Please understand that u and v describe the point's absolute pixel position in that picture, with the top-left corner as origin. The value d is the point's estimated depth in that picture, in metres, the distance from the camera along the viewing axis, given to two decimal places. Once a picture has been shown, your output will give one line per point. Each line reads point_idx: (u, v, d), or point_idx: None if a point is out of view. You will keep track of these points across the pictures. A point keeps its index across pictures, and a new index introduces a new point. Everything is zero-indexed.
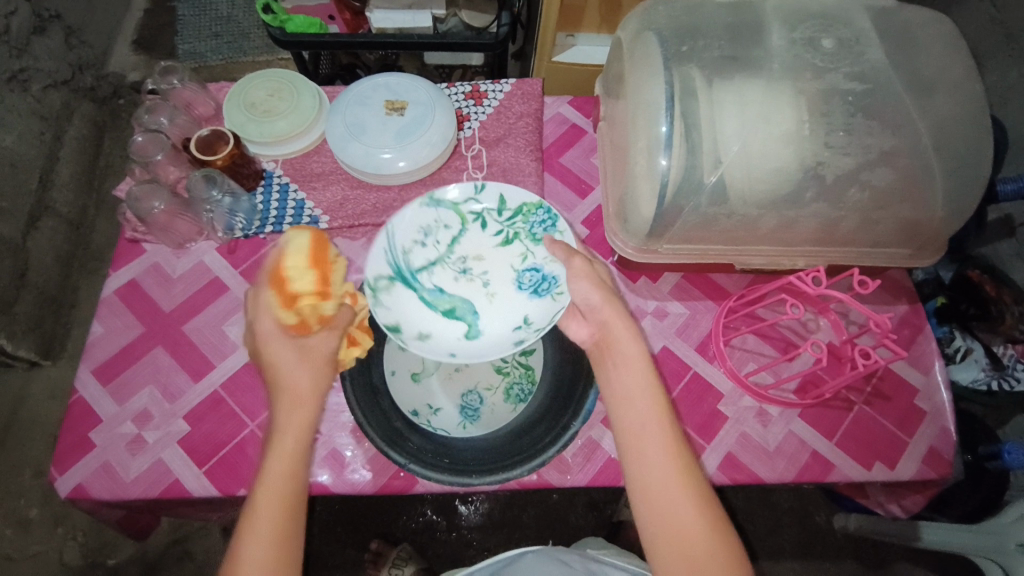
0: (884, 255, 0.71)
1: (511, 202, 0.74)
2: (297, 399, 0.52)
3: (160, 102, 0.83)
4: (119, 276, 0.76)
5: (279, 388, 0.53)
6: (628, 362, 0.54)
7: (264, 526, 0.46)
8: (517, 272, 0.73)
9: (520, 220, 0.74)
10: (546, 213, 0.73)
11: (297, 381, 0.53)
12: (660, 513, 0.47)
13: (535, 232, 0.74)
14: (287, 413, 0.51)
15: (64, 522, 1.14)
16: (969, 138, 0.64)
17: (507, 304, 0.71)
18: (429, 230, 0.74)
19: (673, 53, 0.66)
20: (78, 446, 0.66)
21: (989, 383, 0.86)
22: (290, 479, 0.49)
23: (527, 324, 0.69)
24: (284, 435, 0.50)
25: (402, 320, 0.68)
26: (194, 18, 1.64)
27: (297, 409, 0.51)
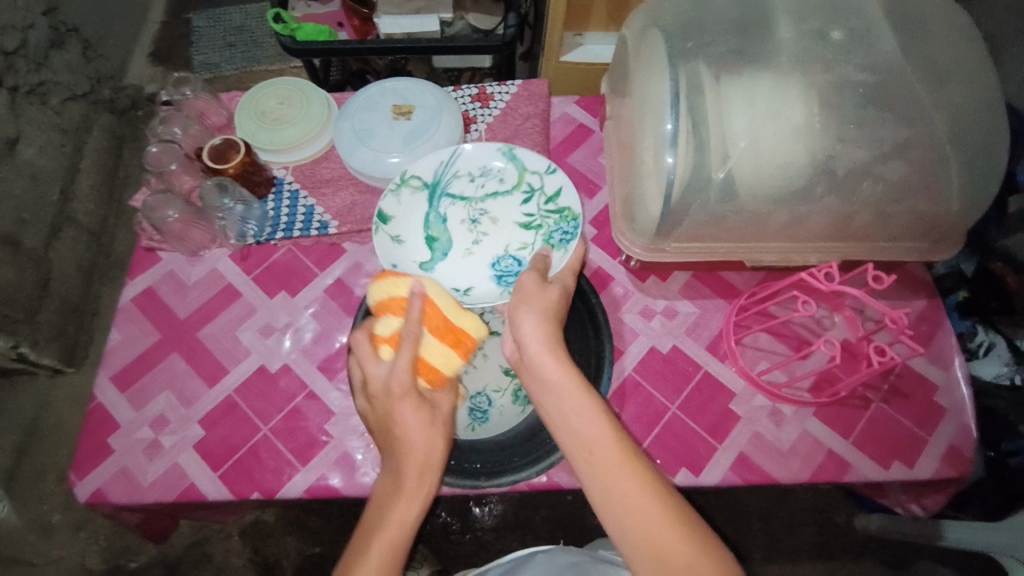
0: (900, 249, 0.70)
1: (561, 199, 0.74)
2: (421, 466, 0.52)
3: (173, 112, 0.85)
4: (136, 284, 0.78)
5: (399, 449, 0.52)
6: (565, 390, 0.51)
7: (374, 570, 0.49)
8: (506, 253, 0.74)
9: (553, 218, 0.74)
10: (573, 228, 0.72)
11: (425, 447, 0.53)
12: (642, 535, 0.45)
13: (552, 236, 0.73)
14: (407, 478, 0.51)
15: (87, 526, 1.17)
16: (986, 128, 0.62)
17: (473, 269, 0.73)
18: (486, 171, 0.76)
19: (679, 49, 0.65)
20: (96, 451, 0.67)
21: (1012, 378, 0.83)
22: (398, 538, 0.50)
23: (463, 293, 0.72)
24: (403, 498, 0.51)
25: (399, 216, 0.74)
26: (209, 29, 1.68)
27: (415, 474, 0.52)
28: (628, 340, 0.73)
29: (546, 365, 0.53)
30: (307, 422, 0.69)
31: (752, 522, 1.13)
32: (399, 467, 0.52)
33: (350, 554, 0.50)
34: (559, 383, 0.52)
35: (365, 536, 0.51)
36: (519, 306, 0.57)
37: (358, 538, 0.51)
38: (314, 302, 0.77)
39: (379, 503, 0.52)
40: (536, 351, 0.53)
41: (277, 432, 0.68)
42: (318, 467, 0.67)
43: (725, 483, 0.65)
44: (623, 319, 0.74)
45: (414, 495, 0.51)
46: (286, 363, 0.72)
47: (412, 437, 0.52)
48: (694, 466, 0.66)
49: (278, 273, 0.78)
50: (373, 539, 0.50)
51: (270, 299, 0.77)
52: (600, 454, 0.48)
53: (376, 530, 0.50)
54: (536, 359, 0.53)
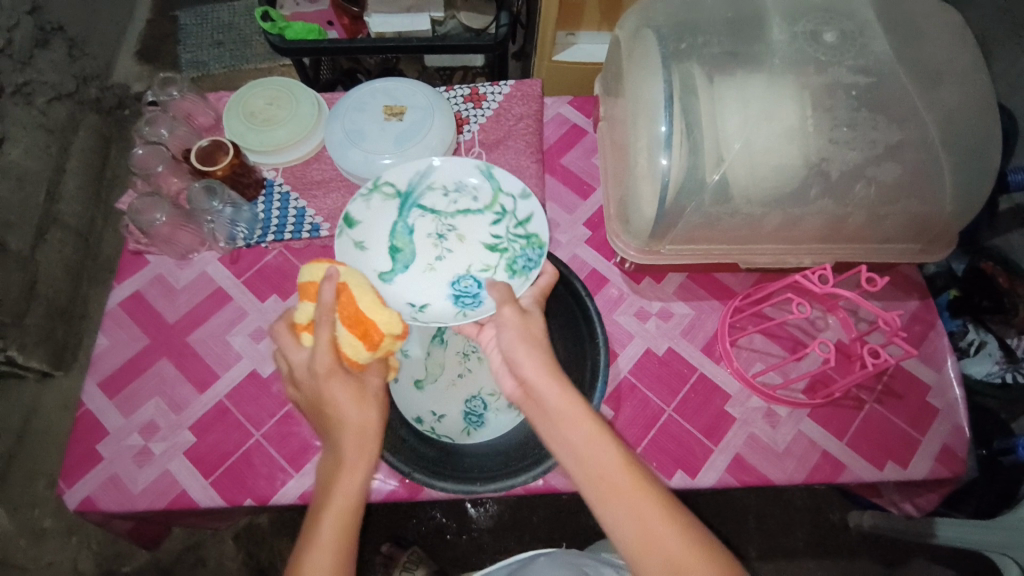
0: (893, 250, 0.70)
1: (531, 225, 0.72)
2: (359, 435, 0.51)
3: (160, 113, 0.84)
4: (123, 288, 0.77)
5: (336, 425, 0.51)
6: (568, 412, 0.51)
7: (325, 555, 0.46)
8: (468, 273, 0.72)
9: (521, 243, 0.72)
10: (538, 255, 0.69)
11: (360, 417, 0.52)
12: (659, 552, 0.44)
13: (516, 262, 0.70)
14: (347, 450, 0.50)
15: (78, 531, 1.16)
16: (977, 130, 0.63)
17: (432, 285, 0.72)
18: (462, 187, 0.75)
19: (672, 50, 0.64)
20: (85, 459, 0.66)
21: (1003, 376, 0.84)
22: (349, 514, 0.48)
23: (416, 310, 0.70)
24: (346, 471, 0.49)
25: (368, 224, 0.73)
26: (197, 27, 1.65)
27: (358, 445, 0.51)
28: (624, 341, 0.73)
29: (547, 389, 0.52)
30: (300, 427, 0.68)
31: (748, 522, 1.14)
32: (337, 441, 0.51)
33: (301, 540, 0.47)
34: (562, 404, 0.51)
35: (314, 517, 0.48)
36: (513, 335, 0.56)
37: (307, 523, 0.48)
38: None
39: (323, 484, 0.50)
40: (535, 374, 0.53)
41: (270, 438, 0.67)
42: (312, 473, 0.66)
43: (721, 484, 0.65)
44: (618, 322, 0.74)
45: (358, 465, 0.50)
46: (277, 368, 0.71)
47: (346, 409, 0.51)
48: (689, 469, 0.65)
49: (269, 276, 0.77)
50: (324, 516, 0.48)
51: (262, 303, 0.76)
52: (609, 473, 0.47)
53: (325, 509, 0.48)
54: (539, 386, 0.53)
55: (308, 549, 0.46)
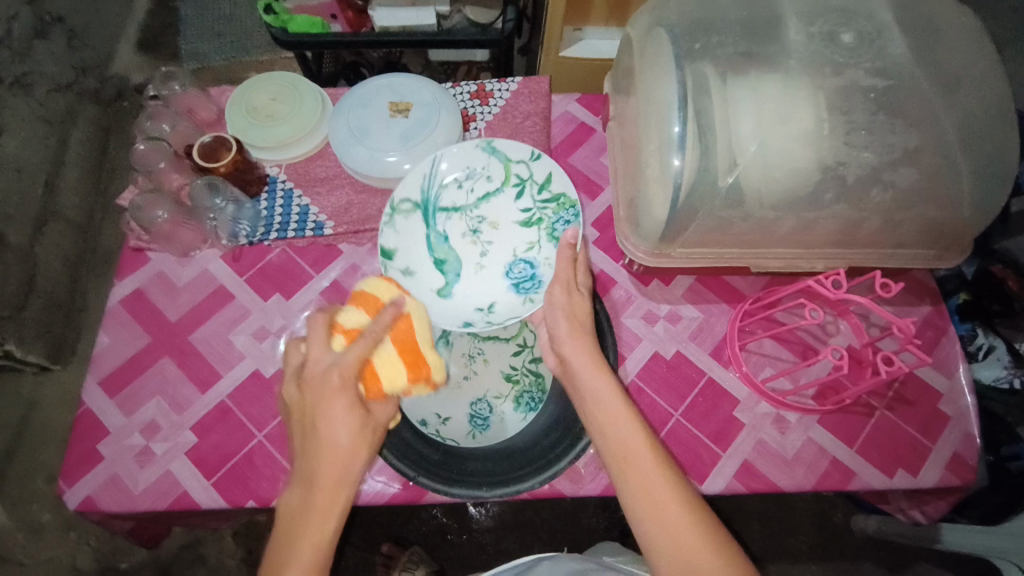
0: (908, 256, 0.69)
1: (554, 185, 0.74)
2: (339, 473, 0.49)
3: (162, 108, 0.83)
4: (124, 286, 0.76)
5: (322, 453, 0.50)
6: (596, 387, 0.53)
7: None
8: (516, 258, 0.73)
9: (551, 207, 0.74)
10: (574, 214, 0.72)
11: (346, 451, 0.50)
12: (664, 530, 0.45)
13: (555, 228, 0.73)
14: (323, 487, 0.49)
15: (76, 527, 1.15)
16: (995, 135, 0.61)
17: (489, 282, 0.73)
18: (472, 173, 0.75)
19: (685, 50, 0.63)
20: (85, 459, 0.65)
21: (1011, 381, 0.82)
22: (319, 553, 0.48)
23: (485, 311, 0.71)
24: (321, 508, 0.49)
25: (399, 249, 0.72)
26: (197, 17, 1.63)
27: (336, 483, 0.49)
28: (631, 345, 0.72)
29: (585, 369, 0.55)
30: None
31: (751, 524, 1.13)
32: (315, 473, 0.49)
33: (272, 559, 0.48)
34: (596, 382, 0.54)
35: (285, 545, 0.48)
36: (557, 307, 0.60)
37: (277, 545, 0.48)
38: (309, 305, 0.75)
39: (295, 509, 0.49)
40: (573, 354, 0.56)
41: (273, 439, 0.67)
42: None
43: (728, 490, 0.64)
44: (626, 325, 0.73)
45: (334, 501, 0.49)
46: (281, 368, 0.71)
47: (336, 441, 0.50)
48: (697, 474, 0.65)
49: (272, 274, 0.76)
50: (297, 546, 0.48)
51: (264, 302, 0.75)
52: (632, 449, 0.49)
53: (297, 541, 0.48)
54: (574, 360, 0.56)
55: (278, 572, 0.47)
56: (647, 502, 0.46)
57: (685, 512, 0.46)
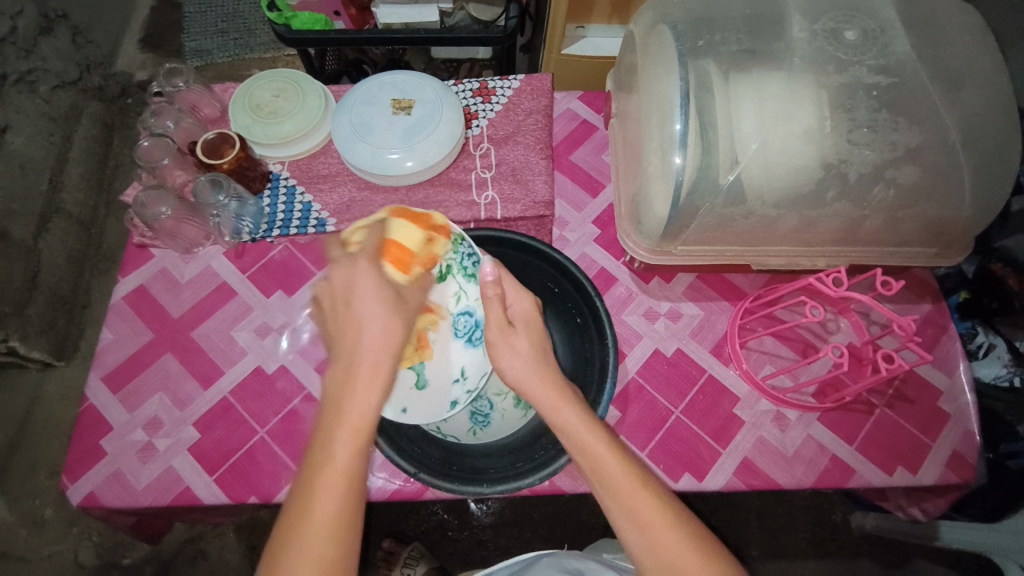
0: (909, 254, 0.69)
1: (435, 228, 0.63)
2: (380, 348, 0.49)
3: (165, 105, 0.82)
4: (128, 282, 0.76)
5: (360, 326, 0.49)
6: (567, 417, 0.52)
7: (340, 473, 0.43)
8: (452, 314, 0.65)
9: (445, 248, 0.63)
10: (470, 245, 0.63)
11: (384, 319, 0.50)
12: (652, 547, 0.45)
13: (463, 266, 0.64)
14: (366, 360, 0.48)
15: (79, 522, 1.16)
16: (998, 134, 0.61)
17: (440, 355, 0.64)
18: None
19: (688, 47, 0.63)
20: (89, 454, 0.66)
21: (1011, 380, 0.83)
22: (364, 432, 0.45)
23: (464, 380, 0.64)
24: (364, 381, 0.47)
25: None
26: (200, 14, 1.63)
27: (378, 353, 0.48)
28: (632, 342, 0.72)
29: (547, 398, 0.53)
30: (305, 424, 0.68)
31: (750, 520, 1.14)
32: (355, 348, 0.48)
33: (313, 460, 0.44)
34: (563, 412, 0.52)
35: (327, 434, 0.45)
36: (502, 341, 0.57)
37: (317, 441, 0.45)
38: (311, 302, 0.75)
39: (335, 395, 0.47)
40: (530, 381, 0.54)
41: (275, 435, 0.67)
42: None
43: (728, 487, 0.65)
44: (626, 322, 0.73)
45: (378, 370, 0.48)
46: (283, 365, 0.71)
47: (373, 312, 0.50)
48: (696, 471, 0.65)
49: (274, 271, 0.77)
50: (339, 433, 0.45)
51: (266, 299, 0.75)
52: (621, 485, 0.47)
53: (343, 423, 0.45)
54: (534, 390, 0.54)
55: (320, 473, 0.43)
56: (635, 528, 0.46)
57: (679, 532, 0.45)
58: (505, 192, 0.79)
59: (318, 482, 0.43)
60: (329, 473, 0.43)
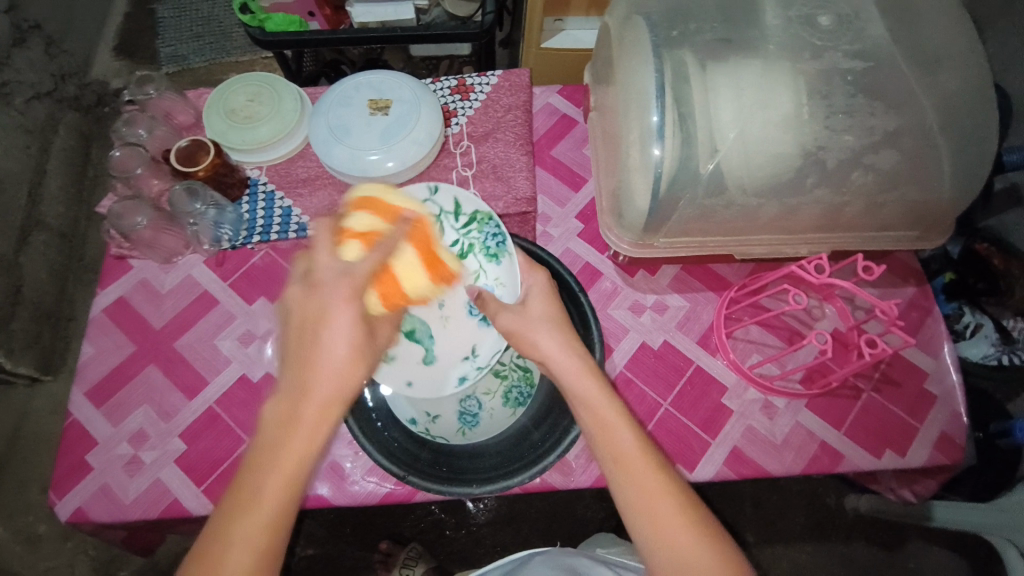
0: (892, 237, 0.69)
1: (465, 207, 0.72)
2: (341, 383, 0.45)
3: (138, 113, 0.81)
4: (107, 294, 0.75)
5: (314, 365, 0.45)
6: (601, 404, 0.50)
7: (260, 525, 0.41)
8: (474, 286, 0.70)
9: (474, 230, 0.72)
10: (496, 226, 0.71)
11: (343, 364, 0.46)
12: (666, 542, 0.45)
13: (488, 245, 0.71)
14: (324, 387, 0.45)
15: (73, 536, 1.15)
16: (976, 115, 0.61)
17: (460, 331, 0.69)
18: None
19: (664, 38, 0.62)
20: (74, 470, 0.65)
21: (999, 358, 0.85)
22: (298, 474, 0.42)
23: (474, 358, 0.67)
24: (309, 421, 0.44)
25: None
26: (175, 19, 1.61)
27: (335, 393, 0.45)
28: (619, 336, 0.72)
29: (572, 369, 0.53)
30: None
31: (746, 507, 1.14)
32: (312, 374, 0.45)
33: (240, 486, 0.42)
34: (587, 387, 0.51)
35: (257, 466, 0.42)
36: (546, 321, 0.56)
37: (250, 475, 0.42)
38: None
39: (275, 429, 0.43)
40: (559, 356, 0.54)
41: None
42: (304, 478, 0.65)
43: (719, 477, 0.65)
44: (612, 316, 0.73)
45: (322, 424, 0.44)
46: (268, 372, 0.70)
47: (334, 353, 0.46)
48: (687, 463, 0.65)
49: (256, 278, 0.76)
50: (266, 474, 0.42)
51: (249, 307, 0.74)
52: (637, 467, 0.47)
53: (269, 461, 0.42)
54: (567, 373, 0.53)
55: (246, 515, 0.41)
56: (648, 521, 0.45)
57: (681, 519, 0.45)
58: (487, 189, 0.78)
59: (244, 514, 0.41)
60: (255, 507, 0.41)
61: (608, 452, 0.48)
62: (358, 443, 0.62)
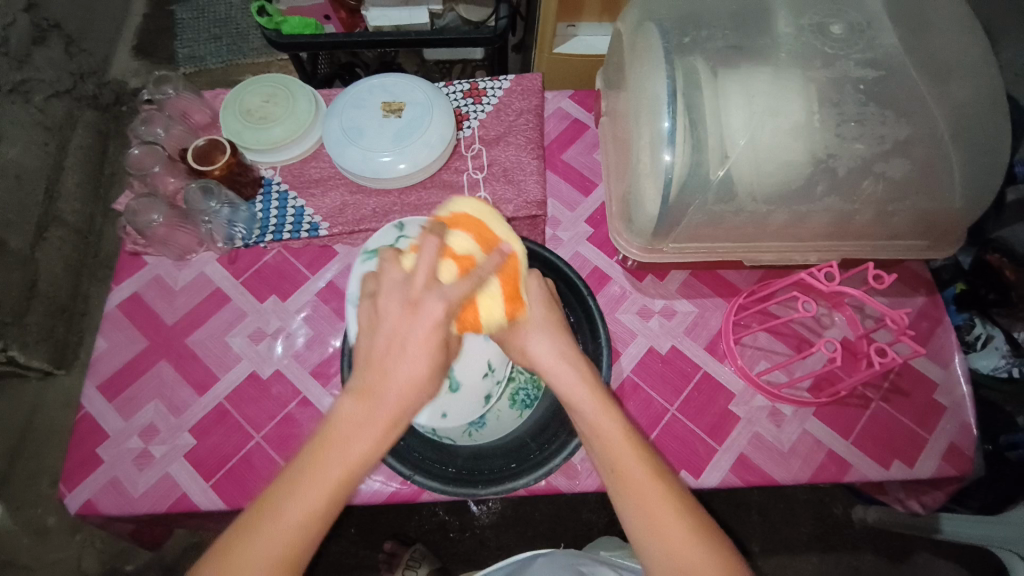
0: (902, 246, 0.69)
1: None
2: (409, 390, 0.46)
3: (156, 112, 0.83)
4: (121, 290, 0.76)
5: (388, 374, 0.46)
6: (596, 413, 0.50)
7: (299, 518, 0.42)
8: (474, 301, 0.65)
9: None
10: None
11: (416, 380, 0.46)
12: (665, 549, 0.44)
13: None
14: (393, 397, 0.45)
15: (82, 529, 1.16)
16: (988, 125, 0.61)
17: (470, 349, 0.63)
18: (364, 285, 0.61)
19: (675, 45, 0.63)
20: (86, 462, 0.66)
21: (1009, 370, 0.85)
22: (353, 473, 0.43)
23: (492, 373, 0.63)
24: (374, 427, 0.44)
25: None
26: (192, 21, 1.63)
27: (404, 397, 0.46)
28: (626, 340, 0.72)
29: (563, 373, 0.52)
30: (300, 429, 0.68)
31: (751, 515, 1.14)
32: (381, 383, 0.46)
33: (291, 477, 0.43)
34: (580, 392, 0.51)
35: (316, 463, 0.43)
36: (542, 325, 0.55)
37: (301, 466, 0.43)
38: (305, 306, 0.75)
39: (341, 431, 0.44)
40: (549, 359, 0.53)
41: (270, 440, 0.67)
42: None
43: (725, 484, 0.65)
44: (620, 320, 0.73)
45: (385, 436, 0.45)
46: (277, 369, 0.71)
47: (411, 370, 0.46)
48: (693, 468, 0.65)
49: (268, 277, 0.77)
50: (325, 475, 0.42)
51: (261, 304, 0.75)
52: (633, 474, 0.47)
53: (326, 462, 0.43)
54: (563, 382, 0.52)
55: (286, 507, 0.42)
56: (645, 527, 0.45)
57: (682, 527, 0.45)
58: (497, 192, 0.79)
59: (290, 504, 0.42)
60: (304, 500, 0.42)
61: (604, 461, 0.48)
62: None
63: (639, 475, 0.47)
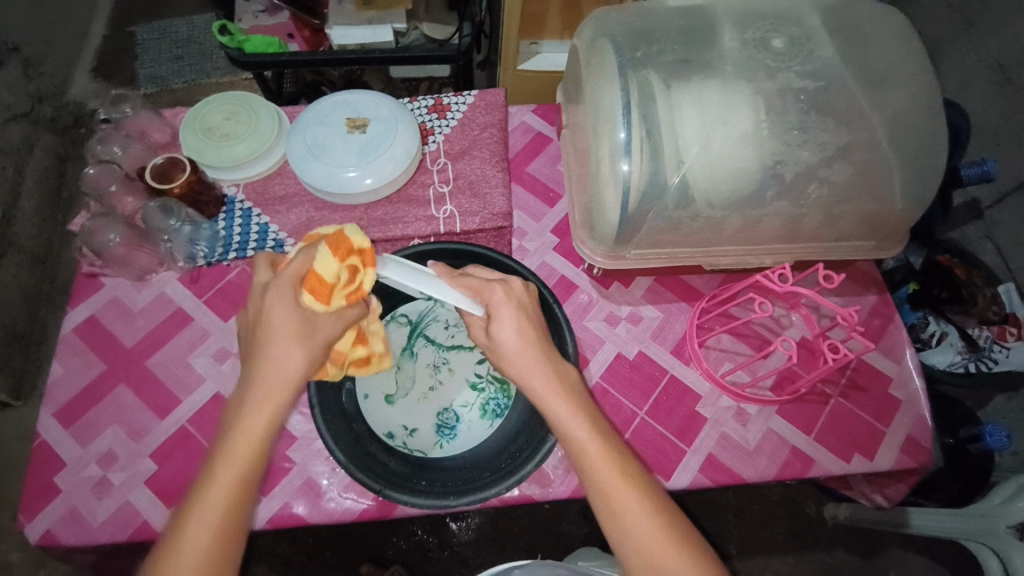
0: (850, 247, 0.72)
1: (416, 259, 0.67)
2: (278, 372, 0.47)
3: (113, 131, 0.81)
4: (77, 313, 0.74)
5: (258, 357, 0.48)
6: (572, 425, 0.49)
7: (206, 521, 0.44)
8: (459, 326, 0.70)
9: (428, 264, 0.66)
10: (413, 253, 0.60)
11: (286, 361, 0.47)
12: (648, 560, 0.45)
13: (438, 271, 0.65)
14: (266, 379, 0.47)
15: (43, 567, 1.11)
16: (924, 130, 0.65)
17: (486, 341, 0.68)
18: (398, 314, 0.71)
19: (628, 59, 0.65)
20: (42, 493, 0.63)
21: (966, 365, 0.90)
22: (243, 467, 0.45)
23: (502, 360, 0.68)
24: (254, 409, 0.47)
25: (395, 408, 0.66)
26: (154, 41, 1.62)
27: (277, 379, 0.47)
28: (595, 347, 0.73)
29: (533, 383, 0.51)
30: None
31: (728, 518, 1.15)
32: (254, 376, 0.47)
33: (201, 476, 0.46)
34: (563, 409, 0.50)
35: (218, 447, 0.46)
36: (517, 318, 0.53)
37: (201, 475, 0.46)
38: None
39: (233, 413, 0.48)
40: (523, 372, 0.51)
41: None
42: (281, 496, 0.64)
43: (695, 485, 0.66)
44: (588, 328, 0.74)
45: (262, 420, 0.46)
46: None
47: (274, 340, 0.48)
48: (663, 472, 0.66)
49: (232, 294, 0.76)
50: (222, 453, 0.46)
51: (225, 323, 0.74)
52: (609, 485, 0.47)
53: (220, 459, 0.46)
54: (539, 395, 0.51)
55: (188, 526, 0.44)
56: (624, 538, 0.46)
57: (652, 524, 0.46)
58: (463, 205, 0.79)
59: (206, 490, 0.45)
60: (211, 492, 0.45)
61: (583, 472, 0.48)
62: (326, 449, 0.60)
63: (615, 485, 0.47)
